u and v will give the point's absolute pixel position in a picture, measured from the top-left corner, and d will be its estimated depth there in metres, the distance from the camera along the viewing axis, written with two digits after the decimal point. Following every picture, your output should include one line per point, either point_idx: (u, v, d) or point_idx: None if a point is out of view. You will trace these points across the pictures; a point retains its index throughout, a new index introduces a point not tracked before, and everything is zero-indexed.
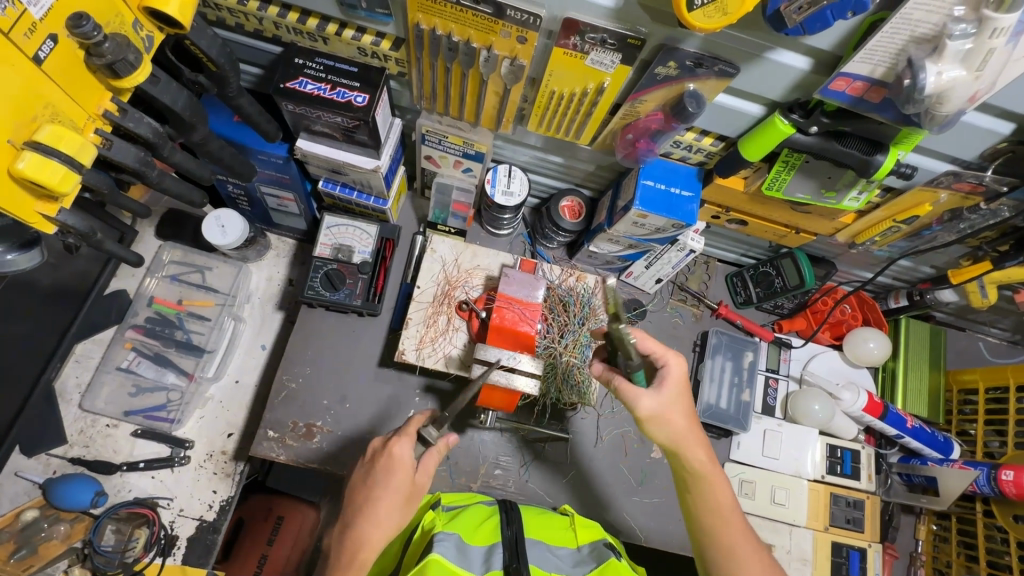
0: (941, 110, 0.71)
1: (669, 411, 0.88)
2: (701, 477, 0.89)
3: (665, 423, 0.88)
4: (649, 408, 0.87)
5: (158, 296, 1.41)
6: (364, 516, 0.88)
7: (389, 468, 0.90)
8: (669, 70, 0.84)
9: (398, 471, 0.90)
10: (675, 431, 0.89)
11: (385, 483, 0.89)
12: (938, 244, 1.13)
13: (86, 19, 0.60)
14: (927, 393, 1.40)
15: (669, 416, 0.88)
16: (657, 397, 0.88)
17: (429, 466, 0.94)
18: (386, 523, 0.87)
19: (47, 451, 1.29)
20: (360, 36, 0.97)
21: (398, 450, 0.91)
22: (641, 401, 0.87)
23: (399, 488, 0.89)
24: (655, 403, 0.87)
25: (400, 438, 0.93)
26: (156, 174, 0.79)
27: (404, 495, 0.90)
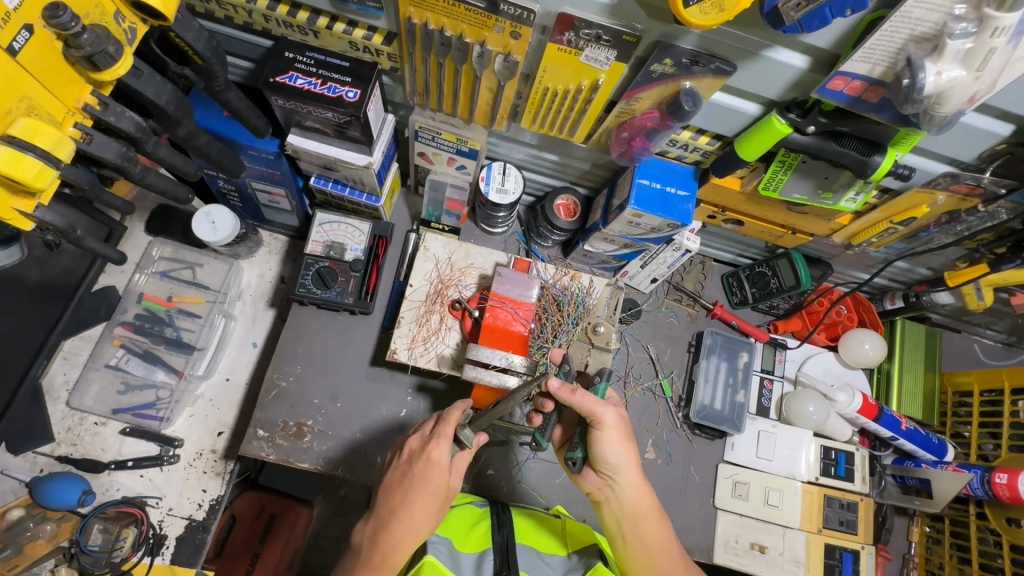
0: (940, 111, 0.69)
1: (621, 434, 0.94)
2: (645, 499, 0.96)
3: (618, 446, 0.93)
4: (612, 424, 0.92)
5: (147, 292, 1.40)
6: (396, 519, 0.88)
7: (427, 471, 0.90)
8: (665, 68, 0.83)
9: (437, 475, 0.90)
10: (629, 454, 0.95)
11: (424, 487, 0.89)
12: (935, 246, 1.12)
13: (63, 9, 0.58)
14: (922, 395, 1.39)
15: (620, 439, 0.93)
16: (615, 416, 0.92)
17: (461, 465, 0.94)
18: (420, 527, 0.88)
19: (34, 449, 1.27)
20: (352, 30, 0.95)
21: (436, 452, 0.90)
22: (605, 416, 0.91)
23: (433, 492, 0.89)
24: (614, 422, 0.92)
25: (439, 439, 0.92)
26: (139, 169, 0.77)
27: (439, 499, 0.90)
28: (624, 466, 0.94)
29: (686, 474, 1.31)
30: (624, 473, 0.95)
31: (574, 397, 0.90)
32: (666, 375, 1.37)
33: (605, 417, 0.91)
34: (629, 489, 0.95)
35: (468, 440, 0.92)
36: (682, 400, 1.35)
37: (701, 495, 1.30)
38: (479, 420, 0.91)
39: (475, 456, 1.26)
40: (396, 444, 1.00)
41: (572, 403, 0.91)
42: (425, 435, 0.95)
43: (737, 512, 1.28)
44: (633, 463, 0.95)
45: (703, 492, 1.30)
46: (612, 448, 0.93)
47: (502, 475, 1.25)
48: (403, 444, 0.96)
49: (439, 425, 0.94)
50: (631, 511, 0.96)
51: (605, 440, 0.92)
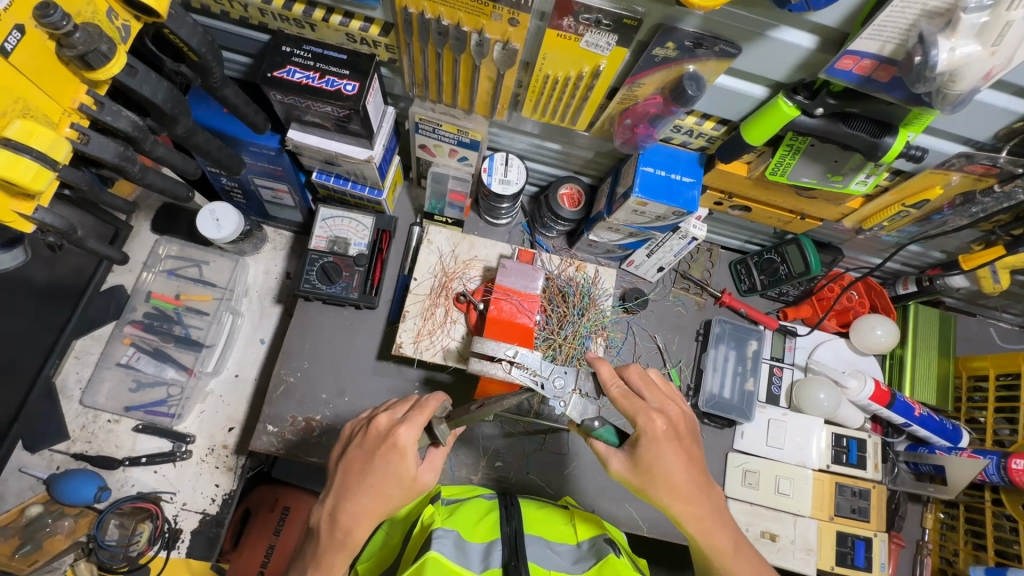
0: (954, 89, 0.67)
1: (643, 471, 0.90)
2: (699, 529, 0.90)
3: (653, 484, 0.89)
4: (621, 467, 0.92)
5: (155, 290, 1.41)
6: (360, 500, 0.86)
7: (392, 455, 0.86)
8: (667, 52, 0.81)
9: (401, 461, 0.86)
10: (667, 484, 0.89)
11: (387, 471, 0.86)
12: (950, 229, 1.09)
13: (54, 8, 0.57)
14: (936, 380, 1.37)
15: (647, 482, 0.89)
16: (625, 461, 0.91)
17: (434, 461, 0.92)
18: (381, 508, 0.87)
19: (50, 447, 1.29)
20: (348, 22, 0.93)
21: (404, 437, 0.86)
22: (612, 467, 0.93)
23: (394, 481, 0.87)
24: (623, 470, 0.91)
25: (408, 423, 0.88)
26: (138, 169, 0.76)
27: (402, 485, 0.87)
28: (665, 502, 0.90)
29: None
30: (671, 509, 0.90)
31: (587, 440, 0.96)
32: (673, 364, 1.36)
33: (613, 465, 0.93)
34: (681, 515, 0.90)
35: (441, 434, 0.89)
36: (691, 389, 1.34)
37: None
38: (457, 419, 0.91)
39: (483, 449, 1.26)
40: (362, 415, 0.97)
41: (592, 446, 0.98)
42: (396, 416, 0.92)
43: (749, 501, 1.27)
44: (674, 492, 0.89)
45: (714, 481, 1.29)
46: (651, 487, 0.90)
47: (511, 465, 1.25)
48: (371, 420, 0.91)
49: (413, 410, 0.90)
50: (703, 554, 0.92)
51: (639, 486, 0.91)
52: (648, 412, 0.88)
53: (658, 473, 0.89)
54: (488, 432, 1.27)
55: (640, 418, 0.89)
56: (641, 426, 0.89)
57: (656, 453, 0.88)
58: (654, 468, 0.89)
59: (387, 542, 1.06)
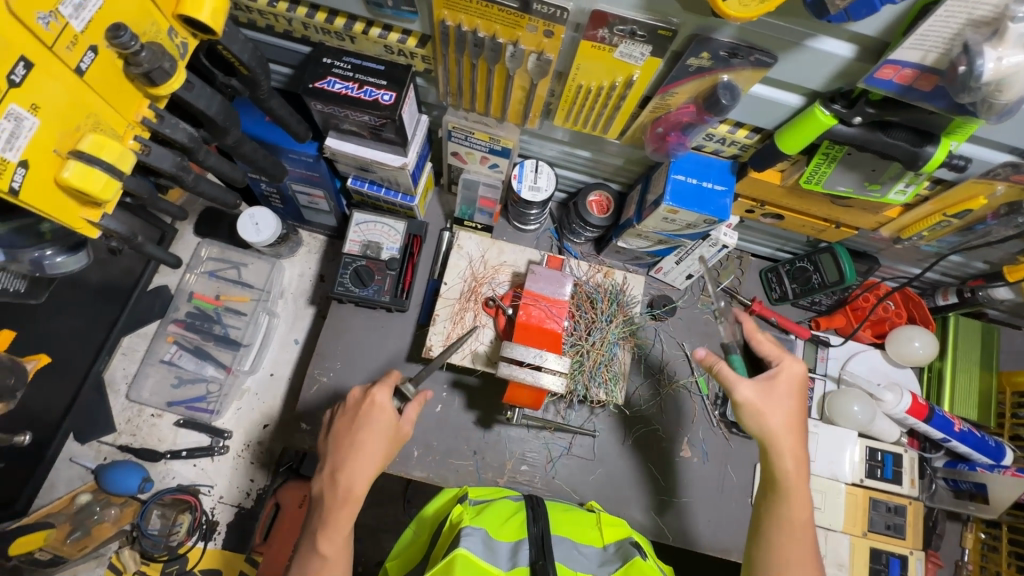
0: (1000, 98, 0.66)
1: (767, 400, 0.95)
2: (789, 469, 0.93)
3: (770, 414, 0.94)
4: (748, 393, 0.94)
5: (196, 291, 1.47)
6: (349, 460, 0.93)
7: (375, 415, 0.96)
8: (701, 62, 0.81)
9: (383, 416, 0.96)
10: (786, 414, 0.95)
11: (373, 427, 0.95)
12: (993, 239, 1.06)
13: (123, 29, 0.61)
14: (977, 395, 1.33)
15: (771, 411, 0.94)
16: (755, 389, 0.95)
17: (411, 415, 1.00)
18: (375, 461, 0.94)
19: (98, 438, 1.36)
20: (387, 34, 0.97)
21: (379, 397, 0.97)
22: (738, 393, 0.95)
23: (380, 436, 0.95)
24: (754, 395, 0.94)
25: (380, 386, 0.99)
26: (191, 178, 0.80)
27: (389, 437, 0.96)
28: (772, 433, 0.94)
29: (723, 473, 1.29)
30: (774, 441, 0.94)
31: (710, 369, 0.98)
32: (701, 372, 1.35)
33: (741, 392, 0.95)
34: (772, 442, 0.94)
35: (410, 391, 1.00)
36: (719, 398, 1.33)
37: (739, 493, 1.28)
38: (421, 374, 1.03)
39: (509, 452, 1.27)
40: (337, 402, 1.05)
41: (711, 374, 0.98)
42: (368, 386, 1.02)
43: None
44: (788, 426, 0.94)
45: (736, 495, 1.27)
46: (774, 414, 0.94)
47: (536, 468, 1.26)
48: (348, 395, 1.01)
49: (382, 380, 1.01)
50: (774, 482, 0.94)
51: (760, 414, 0.94)
52: (792, 356, 0.98)
53: (781, 404, 0.95)
54: (514, 436, 1.28)
55: (779, 363, 0.98)
56: (780, 365, 0.98)
57: (787, 389, 0.96)
58: (776, 392, 0.95)
59: (415, 543, 1.08)
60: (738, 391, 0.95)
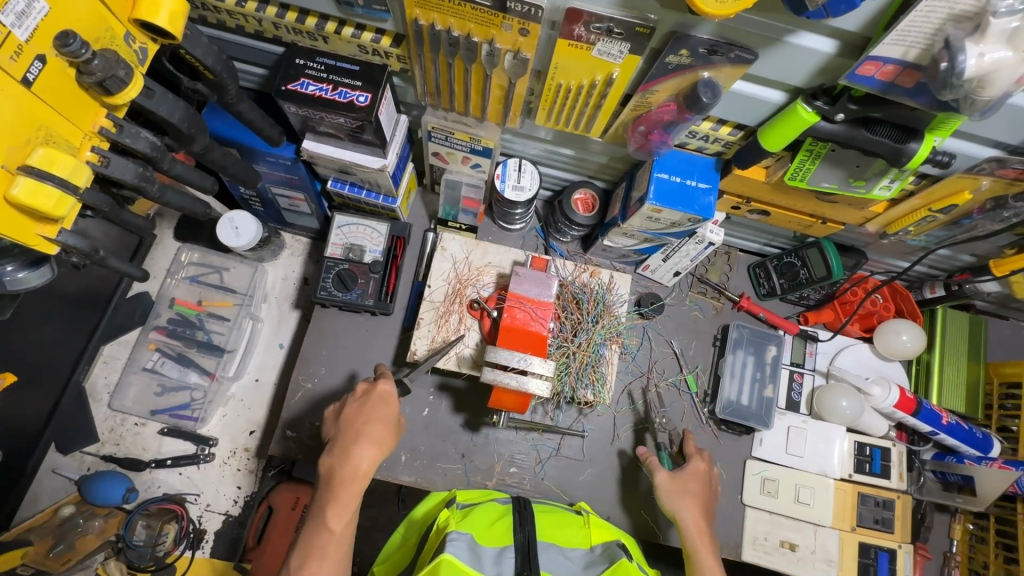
0: (982, 96, 0.64)
1: (676, 484, 1.06)
2: (694, 537, 1.00)
3: (679, 498, 1.04)
4: (663, 478, 1.06)
5: (178, 297, 1.44)
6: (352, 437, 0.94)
7: (380, 400, 0.98)
8: (681, 59, 0.79)
9: (390, 403, 0.99)
10: (693, 497, 1.05)
11: (381, 413, 0.97)
12: (980, 233, 1.05)
13: (72, 36, 0.58)
14: (965, 386, 1.33)
15: (681, 493, 1.05)
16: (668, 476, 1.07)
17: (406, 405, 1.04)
18: (385, 442, 0.95)
19: (81, 448, 1.34)
20: (360, 33, 0.94)
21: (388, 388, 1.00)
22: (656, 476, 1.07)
23: (385, 417, 0.97)
24: (666, 479, 1.06)
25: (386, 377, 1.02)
26: (156, 188, 0.78)
27: (394, 423, 0.98)
28: (678, 511, 1.03)
29: None
30: (682, 520, 1.02)
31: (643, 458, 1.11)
32: (690, 370, 1.34)
33: (657, 477, 1.07)
34: (681, 519, 1.02)
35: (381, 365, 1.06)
36: (708, 395, 1.32)
37: (729, 491, 1.27)
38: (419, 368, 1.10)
39: (497, 455, 1.26)
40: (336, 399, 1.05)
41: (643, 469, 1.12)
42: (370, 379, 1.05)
43: (767, 509, 1.25)
44: (695, 505, 1.04)
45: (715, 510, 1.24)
46: (680, 500, 1.04)
47: (524, 471, 1.25)
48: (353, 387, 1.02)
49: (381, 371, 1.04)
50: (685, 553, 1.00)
51: (667, 496, 1.05)
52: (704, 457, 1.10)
53: (689, 489, 1.06)
54: (503, 438, 1.27)
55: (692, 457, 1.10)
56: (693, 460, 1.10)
57: (695, 481, 1.07)
58: (688, 480, 1.06)
59: (402, 549, 1.06)
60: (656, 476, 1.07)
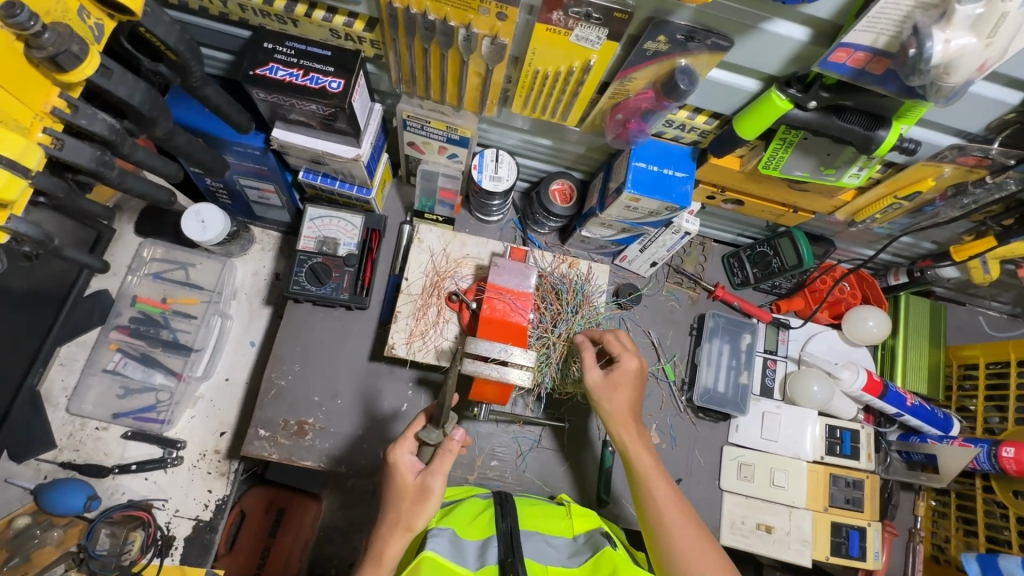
0: (948, 81, 0.66)
1: (607, 387, 1.03)
2: (626, 432, 1.02)
3: (610, 400, 1.03)
4: (594, 379, 1.04)
5: (141, 294, 1.38)
6: (382, 532, 0.87)
7: (419, 496, 0.87)
8: (659, 46, 0.79)
9: (399, 476, 0.88)
10: (621, 398, 1.03)
11: (391, 490, 0.89)
12: (941, 220, 1.09)
13: (19, 7, 0.55)
14: (927, 369, 1.38)
15: (612, 395, 1.03)
16: (598, 376, 1.04)
17: (441, 466, 0.88)
18: (408, 528, 0.86)
19: (37, 456, 1.27)
20: (331, 17, 0.91)
21: (433, 483, 0.86)
22: (587, 377, 1.04)
23: (401, 492, 0.87)
24: (598, 381, 1.03)
25: (401, 445, 0.91)
26: (116, 173, 0.74)
27: (413, 497, 0.87)
28: (610, 411, 1.02)
29: (691, 456, 1.31)
30: (612, 417, 1.02)
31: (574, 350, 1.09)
32: (668, 359, 1.36)
33: (589, 377, 1.04)
34: (613, 421, 1.02)
35: (433, 439, 0.90)
36: (685, 384, 1.34)
37: (706, 478, 1.31)
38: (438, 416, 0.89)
39: (479, 448, 1.25)
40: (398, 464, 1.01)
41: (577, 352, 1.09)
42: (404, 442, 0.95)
43: (744, 494, 1.28)
44: (625, 407, 1.02)
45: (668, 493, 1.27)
46: (610, 401, 1.03)
47: (505, 464, 1.24)
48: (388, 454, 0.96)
49: (436, 453, 0.89)
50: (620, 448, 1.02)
51: (599, 399, 1.03)
52: (635, 354, 1.05)
53: (622, 392, 1.03)
54: (483, 431, 1.26)
55: (622, 357, 1.05)
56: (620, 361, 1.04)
57: (621, 381, 1.03)
58: (619, 382, 1.03)
59: None
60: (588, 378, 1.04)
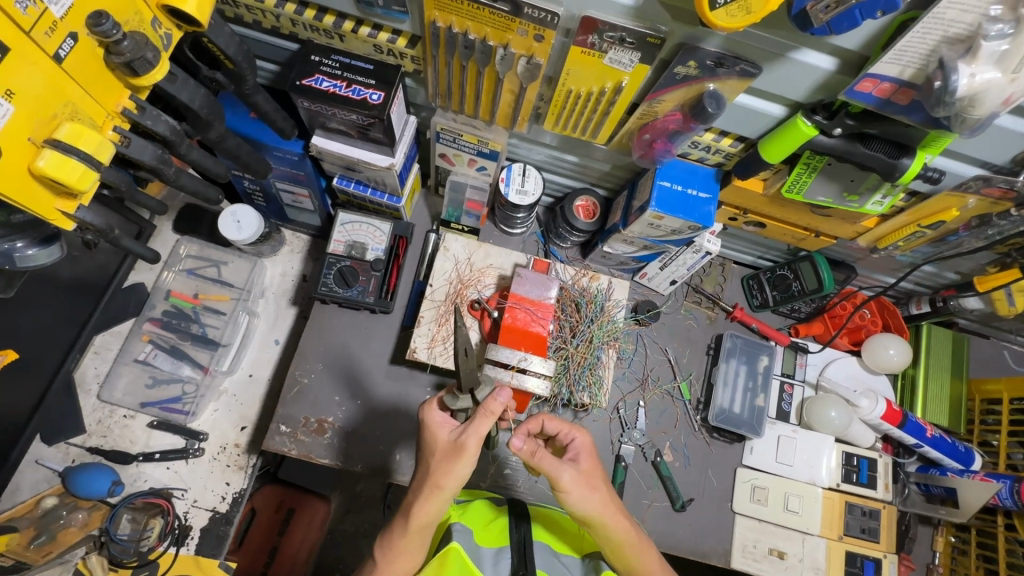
0: (972, 114, 0.69)
1: (583, 487, 0.87)
2: (626, 535, 0.89)
3: (590, 499, 0.87)
4: (569, 480, 0.86)
5: (174, 289, 1.43)
6: (416, 490, 0.86)
7: (451, 453, 0.85)
8: (688, 70, 0.83)
9: (433, 433, 0.88)
10: (599, 492, 0.88)
11: (426, 449, 0.88)
12: (965, 250, 1.10)
13: (105, 17, 0.60)
14: (948, 402, 1.37)
15: (590, 489, 0.87)
16: (574, 477, 0.87)
17: (475, 427, 0.85)
18: (438, 490, 0.84)
19: (67, 440, 1.32)
20: (377, 33, 0.96)
21: (466, 441, 0.84)
22: (563, 481, 0.86)
23: (434, 447, 0.87)
24: (572, 480, 0.86)
25: (431, 405, 0.90)
26: (172, 171, 0.79)
27: (445, 453, 0.86)
28: (595, 509, 0.87)
29: (704, 477, 1.30)
30: (602, 522, 0.88)
31: (530, 461, 0.86)
32: (684, 377, 1.36)
33: (562, 480, 0.86)
34: (601, 522, 0.88)
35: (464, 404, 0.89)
36: (700, 403, 1.34)
37: (719, 500, 1.29)
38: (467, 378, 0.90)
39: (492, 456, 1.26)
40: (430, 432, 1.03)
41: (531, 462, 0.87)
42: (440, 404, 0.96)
43: (758, 518, 1.27)
44: (605, 506, 0.88)
45: (680, 511, 1.26)
46: (585, 503, 0.87)
47: (518, 475, 1.25)
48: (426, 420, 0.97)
49: (477, 413, 0.85)
50: (614, 547, 0.89)
51: (581, 498, 0.86)
52: (581, 426, 0.93)
53: (597, 484, 0.89)
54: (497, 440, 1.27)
55: (572, 435, 0.92)
56: (575, 440, 0.92)
57: (592, 468, 0.90)
58: (592, 469, 0.89)
59: None
60: (559, 476, 0.86)
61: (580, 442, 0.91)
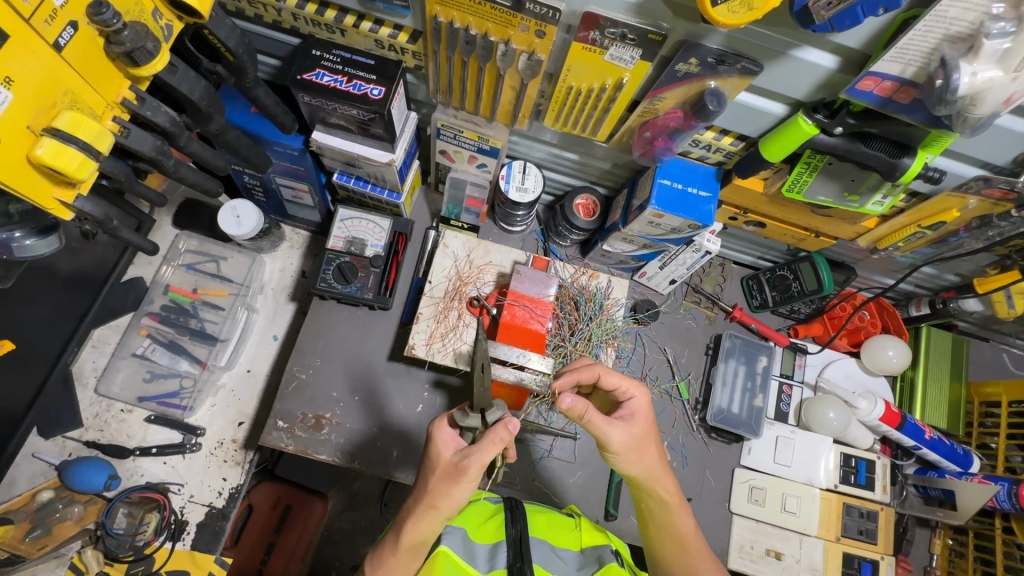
0: (974, 112, 0.68)
1: (635, 450, 0.88)
2: (670, 496, 0.92)
3: (639, 461, 0.89)
4: (618, 441, 0.87)
5: (173, 284, 1.43)
6: (413, 508, 0.85)
7: (452, 475, 0.83)
8: (690, 67, 0.82)
9: (438, 452, 0.85)
10: (649, 453, 0.90)
11: (428, 467, 0.86)
12: (965, 251, 1.10)
13: (106, 6, 0.60)
14: (947, 404, 1.36)
15: (643, 452, 0.89)
16: (626, 438, 0.87)
17: (479, 450, 0.82)
18: (435, 510, 0.83)
19: (64, 433, 1.31)
20: (378, 28, 0.96)
21: (468, 464, 0.82)
22: (612, 443, 0.87)
23: (435, 466, 0.85)
24: (624, 441, 0.87)
25: (440, 422, 0.88)
26: (171, 162, 0.79)
27: (447, 474, 0.83)
28: (643, 471, 0.89)
29: (701, 477, 1.30)
30: (649, 484, 0.90)
31: (580, 419, 0.85)
32: (683, 377, 1.36)
33: (613, 442, 0.87)
34: (647, 482, 0.90)
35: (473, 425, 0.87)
36: (699, 403, 1.34)
37: (716, 500, 1.29)
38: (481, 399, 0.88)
39: None
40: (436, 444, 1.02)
41: (580, 420, 0.86)
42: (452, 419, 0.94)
43: (756, 519, 1.27)
44: (654, 467, 0.90)
45: None
46: (630, 464, 0.89)
47: (515, 473, 1.25)
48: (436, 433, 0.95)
49: (484, 436, 0.83)
50: (657, 505, 0.93)
51: (630, 461, 0.88)
52: (643, 386, 0.93)
53: (650, 445, 0.90)
54: None
55: (628, 396, 0.93)
56: (632, 400, 0.92)
57: (648, 433, 0.91)
58: (645, 434, 0.90)
59: None
60: (608, 437, 0.87)
61: (637, 402, 0.92)
